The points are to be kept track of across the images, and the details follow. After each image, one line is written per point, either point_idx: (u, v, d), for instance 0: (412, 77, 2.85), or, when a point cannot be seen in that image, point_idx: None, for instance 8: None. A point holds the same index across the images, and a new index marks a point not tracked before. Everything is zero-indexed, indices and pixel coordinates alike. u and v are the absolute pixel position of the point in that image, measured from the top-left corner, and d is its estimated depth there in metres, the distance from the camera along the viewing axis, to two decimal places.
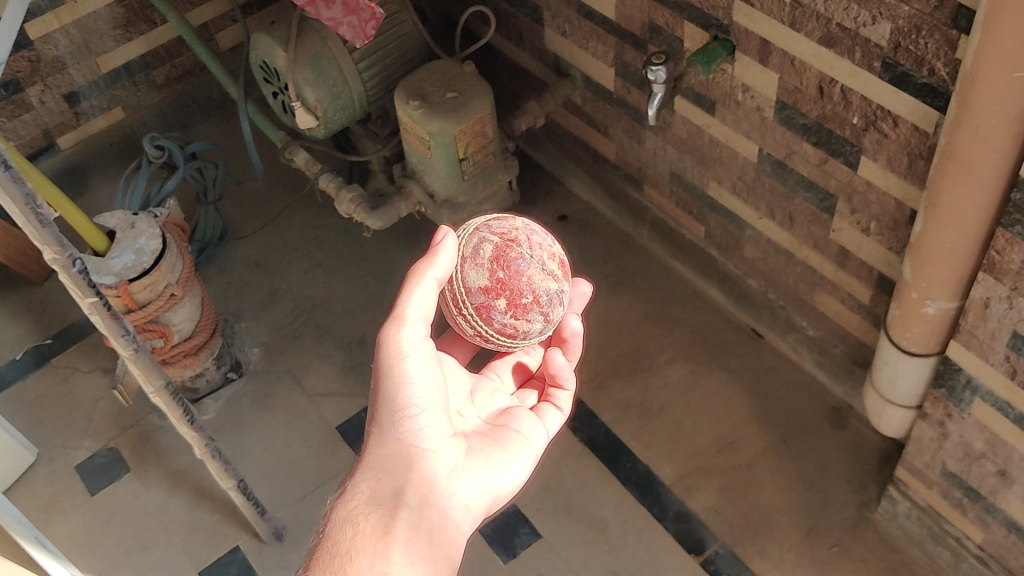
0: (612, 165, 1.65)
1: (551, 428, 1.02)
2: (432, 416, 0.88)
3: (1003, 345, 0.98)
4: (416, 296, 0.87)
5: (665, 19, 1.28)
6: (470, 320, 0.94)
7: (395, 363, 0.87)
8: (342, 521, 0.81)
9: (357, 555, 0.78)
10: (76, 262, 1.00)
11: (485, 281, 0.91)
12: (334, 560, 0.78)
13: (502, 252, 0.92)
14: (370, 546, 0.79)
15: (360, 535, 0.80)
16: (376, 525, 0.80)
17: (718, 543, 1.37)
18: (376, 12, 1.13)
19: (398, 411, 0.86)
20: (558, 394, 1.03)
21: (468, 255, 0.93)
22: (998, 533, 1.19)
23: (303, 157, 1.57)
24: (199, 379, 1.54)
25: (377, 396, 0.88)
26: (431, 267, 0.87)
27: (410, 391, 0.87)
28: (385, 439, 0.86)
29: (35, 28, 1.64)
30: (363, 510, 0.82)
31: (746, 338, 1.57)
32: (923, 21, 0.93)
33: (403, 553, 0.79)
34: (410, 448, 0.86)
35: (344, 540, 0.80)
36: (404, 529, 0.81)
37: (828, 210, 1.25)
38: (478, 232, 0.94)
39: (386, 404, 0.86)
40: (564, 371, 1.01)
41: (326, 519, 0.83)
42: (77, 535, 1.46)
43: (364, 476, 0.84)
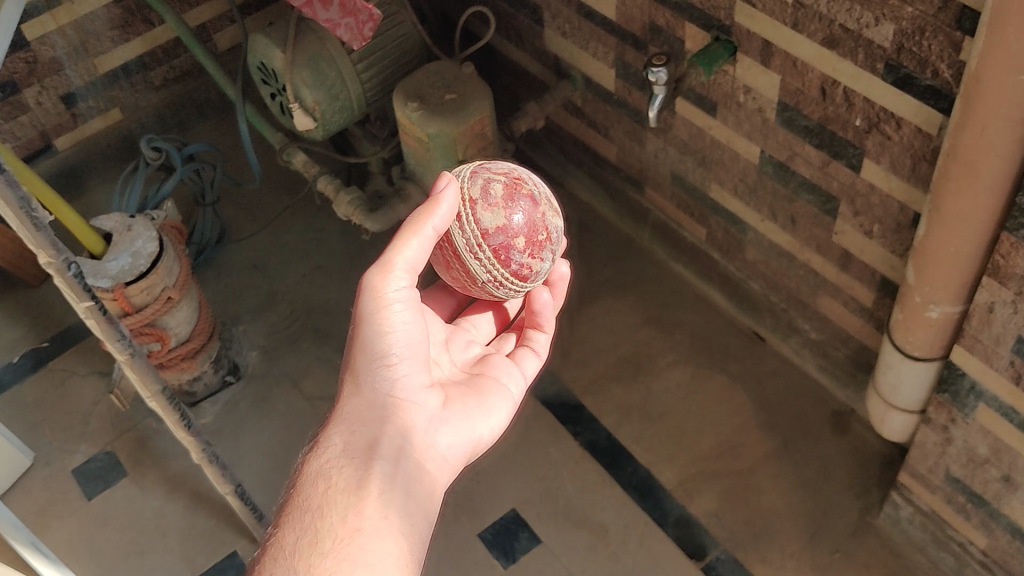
0: (613, 167, 1.64)
1: (527, 375, 1.04)
2: (411, 366, 0.89)
3: (1007, 350, 0.97)
4: (407, 246, 0.86)
5: (665, 20, 1.26)
6: (485, 265, 0.95)
7: (378, 312, 0.87)
8: (314, 473, 0.84)
9: (330, 510, 0.81)
10: (71, 265, 0.99)
11: (502, 220, 0.94)
12: (306, 515, 0.81)
13: (512, 191, 0.96)
14: (343, 501, 0.81)
15: (333, 488, 0.82)
16: (349, 479, 0.83)
17: (719, 548, 1.36)
18: (373, 13, 1.12)
19: (376, 361, 0.87)
20: (537, 338, 1.06)
21: (479, 198, 0.94)
22: (1002, 538, 1.17)
23: (301, 159, 1.56)
24: (196, 382, 1.53)
25: (354, 344, 0.88)
26: (430, 218, 0.87)
27: (390, 341, 0.88)
28: (360, 390, 0.87)
29: (33, 28, 1.63)
30: (337, 463, 0.84)
31: (748, 341, 1.55)
32: (927, 22, 0.92)
33: (377, 508, 0.82)
34: (386, 400, 0.88)
35: (316, 494, 0.82)
36: (378, 483, 0.83)
37: (831, 213, 1.24)
38: (480, 175, 0.96)
39: (363, 354, 0.87)
40: (547, 310, 1.04)
41: (299, 470, 0.85)
42: (74, 540, 1.45)
43: (340, 428, 0.86)
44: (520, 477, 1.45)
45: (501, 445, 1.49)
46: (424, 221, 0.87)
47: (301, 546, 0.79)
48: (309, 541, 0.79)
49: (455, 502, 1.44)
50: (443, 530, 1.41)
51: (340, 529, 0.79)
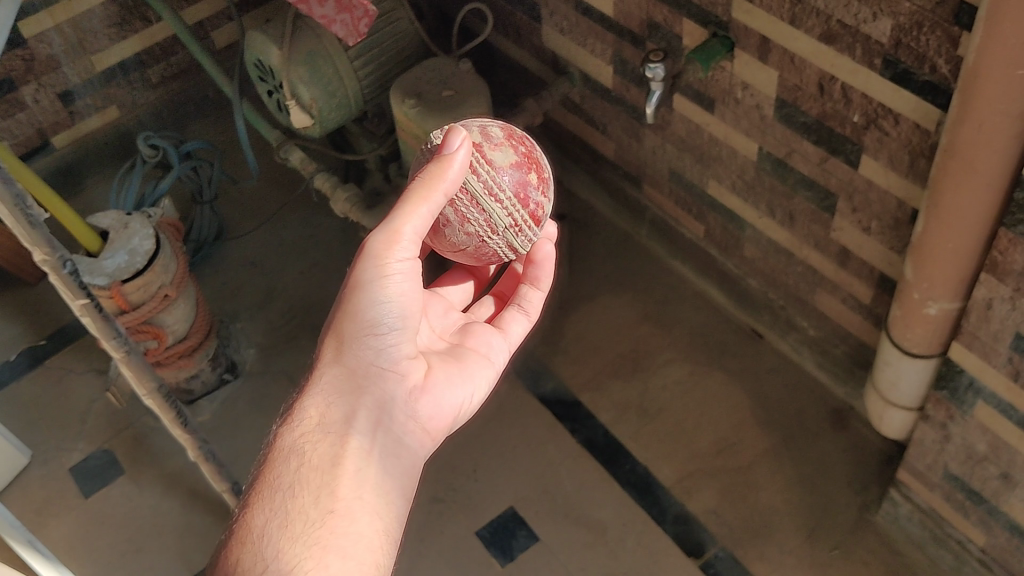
0: (611, 164, 1.64)
1: (512, 339, 1.04)
2: (398, 336, 0.87)
3: (1006, 346, 0.97)
4: (416, 212, 0.82)
5: (663, 16, 1.26)
6: (504, 209, 0.92)
7: (371, 280, 0.84)
8: (289, 448, 0.83)
9: (302, 491, 0.81)
10: (66, 263, 0.98)
11: (514, 158, 0.92)
12: (277, 494, 0.81)
13: (510, 133, 0.95)
14: (317, 481, 0.82)
15: (307, 466, 0.82)
16: (324, 457, 0.83)
17: (718, 546, 1.36)
18: (368, 9, 1.11)
19: (364, 331, 0.86)
20: (529, 295, 1.05)
21: (483, 141, 0.92)
22: (1001, 536, 1.17)
23: (298, 156, 1.55)
24: (194, 380, 1.53)
25: (341, 311, 0.86)
26: (442, 180, 0.83)
27: (379, 309, 0.85)
28: (342, 359, 0.86)
29: (30, 26, 1.63)
30: (312, 439, 0.84)
31: (746, 338, 1.55)
32: (925, 17, 0.91)
33: (351, 488, 0.82)
34: (368, 371, 0.87)
35: (288, 473, 0.82)
36: (352, 461, 0.84)
37: (829, 210, 1.23)
38: (470, 125, 0.95)
39: (349, 322, 0.85)
40: (548, 262, 1.04)
41: (272, 441, 0.85)
42: (72, 538, 1.45)
43: (315, 400, 0.85)
44: (518, 474, 1.45)
45: (499, 444, 1.48)
46: (438, 182, 0.82)
47: (271, 527, 0.79)
48: (280, 522, 0.79)
49: (453, 500, 1.43)
50: (440, 528, 1.41)
51: (311, 512, 0.80)
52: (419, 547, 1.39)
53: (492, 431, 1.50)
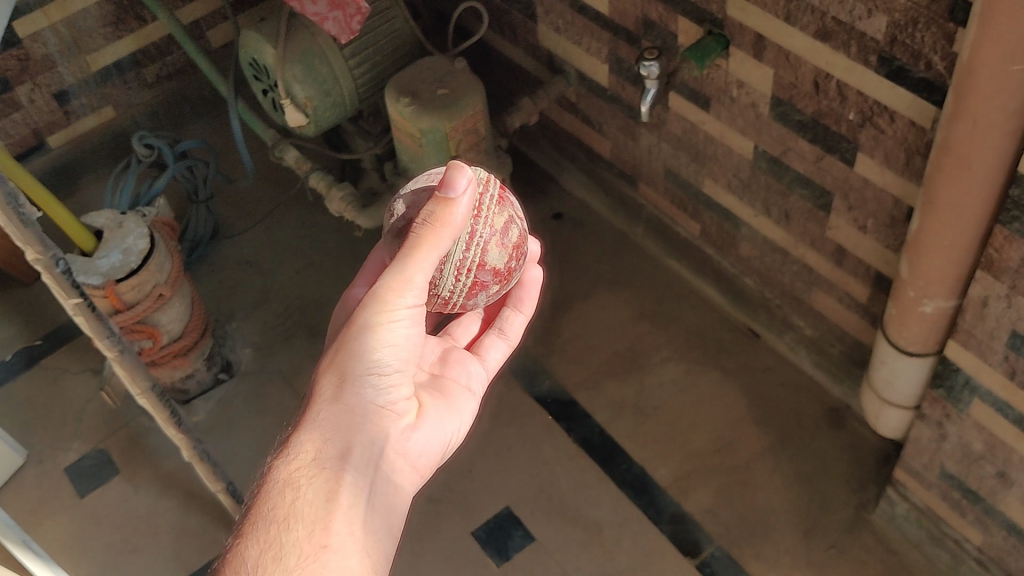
0: (607, 163, 1.63)
1: (490, 366, 1.01)
2: (396, 377, 0.82)
3: (1002, 344, 0.96)
4: (424, 259, 0.77)
5: (658, 14, 1.26)
6: (453, 286, 0.86)
7: (373, 323, 0.79)
8: (282, 483, 0.75)
9: (296, 524, 0.73)
10: (59, 262, 0.98)
11: (500, 265, 0.86)
12: (268, 528, 0.73)
13: (519, 243, 0.89)
14: (311, 514, 0.74)
15: (302, 501, 0.74)
16: (318, 491, 0.75)
17: (714, 546, 1.35)
18: (362, 6, 1.12)
19: (368, 369, 0.80)
20: (512, 319, 1.02)
21: (500, 230, 0.86)
22: (998, 535, 1.17)
23: (293, 155, 1.55)
24: (189, 380, 1.52)
25: (342, 347, 0.80)
26: (441, 232, 0.77)
27: (379, 349, 0.80)
28: (340, 396, 0.80)
29: (24, 26, 1.62)
30: (307, 474, 0.76)
31: (743, 337, 1.55)
32: (920, 14, 0.91)
33: (346, 523, 0.74)
34: (366, 408, 0.81)
35: (281, 507, 0.74)
36: (347, 497, 0.76)
37: (825, 208, 1.23)
38: (505, 205, 0.87)
39: (350, 360, 0.80)
40: (535, 286, 1.01)
41: (263, 477, 0.77)
42: (67, 538, 1.45)
43: (311, 434, 0.78)
44: (513, 474, 1.44)
45: (495, 443, 1.48)
46: (441, 235, 0.77)
47: (262, 563, 0.71)
48: (271, 557, 0.71)
49: (449, 500, 1.43)
50: (436, 528, 1.40)
51: (304, 546, 0.72)
52: (415, 547, 1.39)
53: (488, 431, 1.49)
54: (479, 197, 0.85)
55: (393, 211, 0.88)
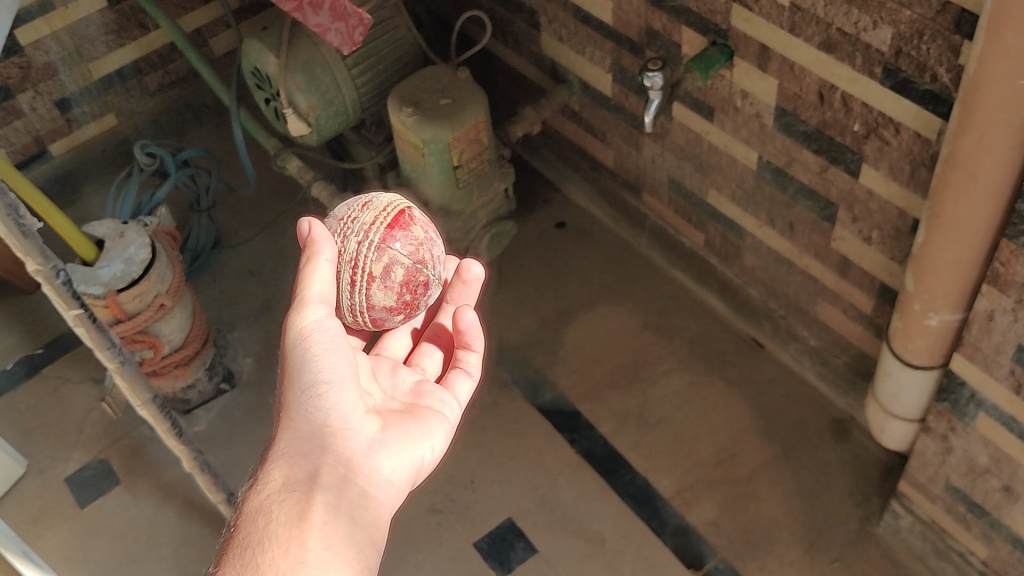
0: (610, 172, 1.63)
1: (461, 398, 0.97)
2: (350, 396, 0.81)
3: (1008, 359, 0.95)
4: (313, 281, 0.83)
5: (662, 24, 1.25)
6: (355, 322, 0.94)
7: (305, 346, 0.81)
8: (254, 515, 0.74)
9: (271, 545, 0.71)
10: (59, 273, 0.97)
11: (391, 304, 0.92)
12: (248, 553, 0.71)
13: (411, 278, 0.92)
14: (285, 534, 0.72)
15: (273, 524, 0.72)
16: (290, 511, 0.73)
17: (717, 557, 1.34)
18: (363, 17, 1.11)
19: (313, 391, 0.80)
20: (468, 358, 0.98)
21: (378, 276, 0.90)
22: (1003, 549, 1.16)
23: (296, 164, 1.56)
24: (190, 391, 1.52)
25: (287, 380, 0.81)
26: (313, 261, 0.83)
27: (319, 367, 0.81)
28: (295, 422, 0.79)
29: (27, 33, 1.62)
30: (278, 497, 0.74)
31: (746, 348, 1.54)
32: (926, 26, 0.91)
33: (322, 537, 0.72)
34: (325, 428, 0.79)
35: (257, 534, 0.72)
36: (320, 513, 0.73)
37: (829, 219, 1.22)
38: (386, 249, 0.90)
39: (295, 384, 0.81)
40: (474, 328, 0.95)
41: (240, 512, 0.76)
42: (66, 548, 1.44)
43: (278, 463, 0.77)
44: (516, 485, 1.44)
45: (497, 454, 1.47)
46: (315, 268, 0.83)
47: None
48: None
49: (451, 511, 1.42)
50: (438, 539, 1.40)
51: (280, 565, 0.69)
52: (416, 557, 1.38)
53: (490, 441, 1.49)
54: (355, 247, 0.89)
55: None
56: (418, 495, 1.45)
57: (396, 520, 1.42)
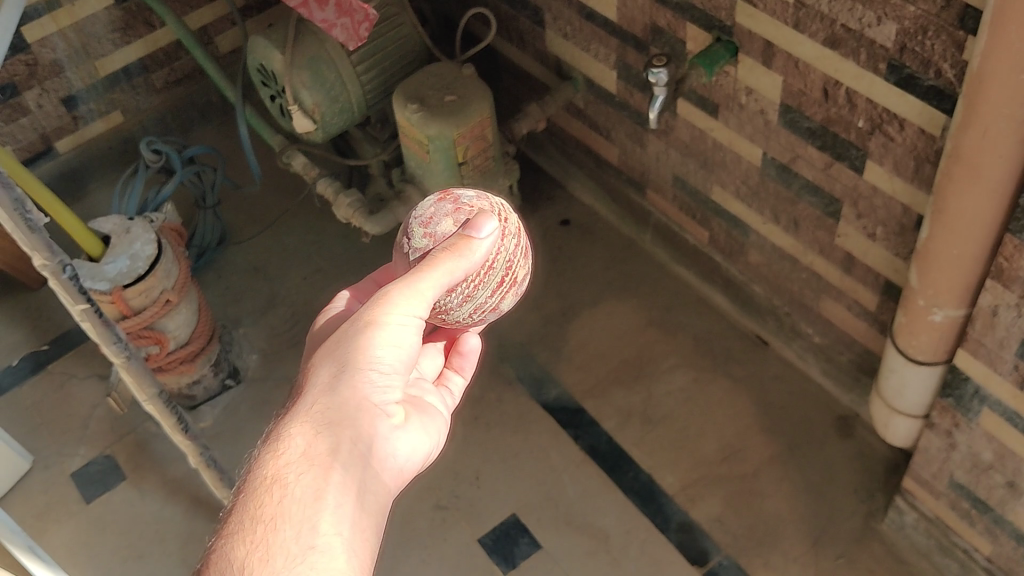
0: (614, 169, 1.63)
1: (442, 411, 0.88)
2: (393, 379, 0.73)
3: (1012, 354, 0.95)
4: (439, 275, 0.74)
5: (666, 21, 1.25)
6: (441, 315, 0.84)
7: (374, 318, 0.72)
8: (264, 481, 0.65)
9: (283, 522, 0.63)
10: (65, 268, 0.98)
11: (507, 309, 0.86)
12: (255, 527, 0.63)
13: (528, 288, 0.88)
14: (300, 513, 0.63)
15: (289, 498, 0.64)
16: (307, 488, 0.65)
17: (721, 554, 1.35)
18: (369, 13, 1.11)
19: (360, 365, 0.71)
20: (452, 378, 0.92)
21: (518, 281, 0.84)
22: (1007, 545, 1.16)
23: (301, 161, 1.56)
24: (196, 386, 1.52)
25: (338, 345, 0.73)
26: (465, 262, 0.75)
27: (378, 343, 0.72)
28: (334, 388, 0.71)
29: (33, 31, 1.62)
30: (295, 467, 0.65)
31: (751, 345, 1.54)
32: (930, 22, 0.91)
33: (336, 523, 0.64)
34: (361, 404, 0.70)
35: (268, 503, 0.64)
36: (338, 498, 0.65)
37: (833, 215, 1.23)
38: (529, 256, 0.85)
39: (349, 349, 0.72)
40: (474, 355, 0.93)
41: (248, 472, 0.67)
42: (72, 544, 1.44)
43: (303, 427, 0.68)
44: (520, 481, 1.44)
45: (502, 450, 1.48)
46: (463, 264, 0.75)
47: (249, 565, 0.61)
48: (258, 559, 0.61)
49: (456, 507, 1.43)
50: (443, 535, 1.40)
51: (290, 547, 0.62)
52: (421, 553, 1.39)
53: (495, 437, 1.49)
54: (513, 249, 0.82)
55: (421, 220, 0.82)
56: (422, 491, 1.45)
57: (401, 516, 1.42)
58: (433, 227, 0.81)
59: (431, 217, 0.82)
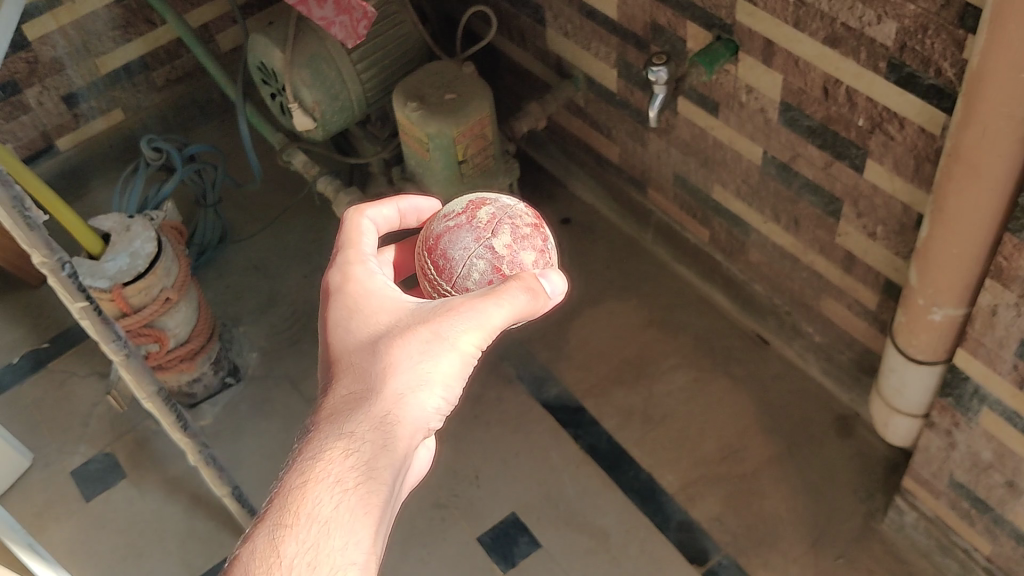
0: (615, 168, 1.63)
1: None
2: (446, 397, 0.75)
3: (1011, 354, 0.95)
4: (515, 313, 0.75)
5: (667, 19, 1.25)
6: (436, 287, 0.87)
7: (451, 340, 0.73)
8: (326, 483, 0.66)
9: (335, 531, 0.65)
10: (65, 266, 0.98)
11: None
12: (308, 527, 0.64)
13: None
14: (350, 525, 0.65)
15: (343, 506, 0.66)
16: (360, 500, 0.66)
17: (721, 553, 1.34)
18: (367, 11, 1.11)
19: (427, 384, 0.72)
20: None
21: None
22: (1007, 545, 1.15)
23: (301, 160, 1.56)
24: (196, 384, 1.52)
25: (409, 352, 0.73)
26: (534, 312, 0.77)
27: (449, 365, 0.73)
28: (398, 400, 0.71)
29: (33, 28, 1.63)
30: (352, 476, 0.67)
31: (751, 344, 1.54)
32: (930, 21, 0.90)
33: (375, 537, 0.66)
34: (419, 422, 0.72)
35: (324, 507, 0.65)
36: (382, 513, 0.67)
37: (834, 214, 1.22)
38: None
39: (422, 363, 0.72)
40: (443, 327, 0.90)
41: (304, 462, 0.68)
42: (72, 542, 1.45)
43: (364, 434, 0.69)
44: (520, 480, 1.44)
45: (502, 449, 1.48)
46: (536, 307, 0.77)
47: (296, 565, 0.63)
48: (307, 563, 0.63)
49: (455, 506, 1.43)
50: (443, 535, 1.40)
51: (336, 557, 0.64)
52: (420, 552, 1.39)
53: (495, 436, 1.49)
54: None
55: (516, 230, 0.88)
56: (421, 490, 1.45)
57: (400, 514, 1.42)
58: (519, 245, 0.88)
59: (523, 236, 0.88)
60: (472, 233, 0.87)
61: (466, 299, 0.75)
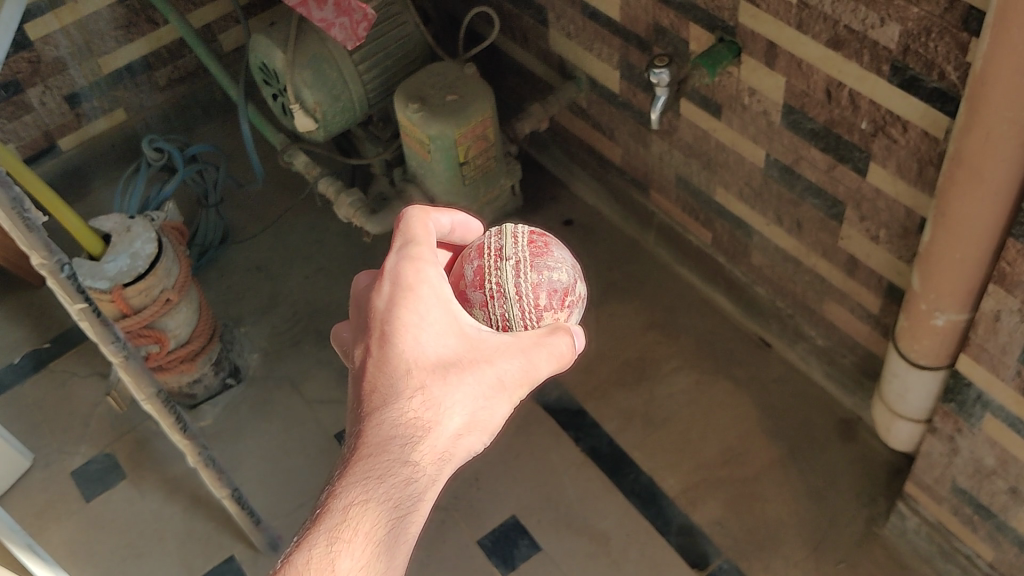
0: (618, 169, 1.63)
1: None
2: None
3: (1014, 360, 0.94)
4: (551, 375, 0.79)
5: (670, 20, 1.25)
6: (517, 248, 0.85)
7: (506, 390, 0.75)
8: (387, 510, 0.66)
9: (386, 558, 0.65)
10: (64, 267, 0.97)
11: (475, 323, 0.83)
12: (365, 550, 0.64)
13: None
14: (398, 554, 0.66)
15: (395, 533, 0.66)
16: (407, 530, 0.67)
17: (721, 557, 1.34)
18: (366, 12, 1.16)
19: (476, 428, 0.74)
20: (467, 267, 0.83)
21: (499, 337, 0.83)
22: (1010, 551, 1.15)
23: (302, 160, 1.56)
24: (196, 385, 1.52)
25: (472, 390, 0.73)
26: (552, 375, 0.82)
27: (496, 412, 0.75)
28: (452, 436, 0.72)
29: (35, 28, 1.63)
30: (408, 506, 0.67)
31: (753, 347, 1.53)
32: (933, 23, 0.90)
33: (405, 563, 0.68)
34: (457, 459, 0.73)
35: (380, 532, 0.65)
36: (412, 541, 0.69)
37: (837, 218, 1.21)
38: None
39: (480, 406, 0.74)
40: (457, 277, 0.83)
41: (366, 480, 0.66)
42: (72, 542, 1.45)
43: (421, 466, 0.69)
44: (521, 483, 1.43)
45: (502, 451, 1.47)
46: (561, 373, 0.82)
47: None
48: None
49: (455, 508, 1.42)
50: (442, 537, 1.39)
51: None
52: (420, 555, 1.38)
53: (496, 438, 1.48)
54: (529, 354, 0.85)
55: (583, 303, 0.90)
56: None
57: None
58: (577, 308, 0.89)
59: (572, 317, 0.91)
60: (570, 258, 0.88)
61: (531, 348, 0.77)
